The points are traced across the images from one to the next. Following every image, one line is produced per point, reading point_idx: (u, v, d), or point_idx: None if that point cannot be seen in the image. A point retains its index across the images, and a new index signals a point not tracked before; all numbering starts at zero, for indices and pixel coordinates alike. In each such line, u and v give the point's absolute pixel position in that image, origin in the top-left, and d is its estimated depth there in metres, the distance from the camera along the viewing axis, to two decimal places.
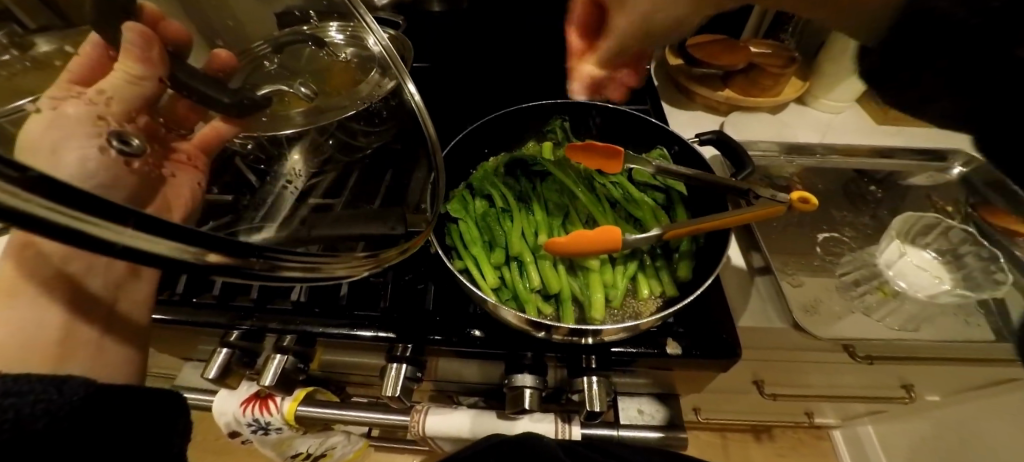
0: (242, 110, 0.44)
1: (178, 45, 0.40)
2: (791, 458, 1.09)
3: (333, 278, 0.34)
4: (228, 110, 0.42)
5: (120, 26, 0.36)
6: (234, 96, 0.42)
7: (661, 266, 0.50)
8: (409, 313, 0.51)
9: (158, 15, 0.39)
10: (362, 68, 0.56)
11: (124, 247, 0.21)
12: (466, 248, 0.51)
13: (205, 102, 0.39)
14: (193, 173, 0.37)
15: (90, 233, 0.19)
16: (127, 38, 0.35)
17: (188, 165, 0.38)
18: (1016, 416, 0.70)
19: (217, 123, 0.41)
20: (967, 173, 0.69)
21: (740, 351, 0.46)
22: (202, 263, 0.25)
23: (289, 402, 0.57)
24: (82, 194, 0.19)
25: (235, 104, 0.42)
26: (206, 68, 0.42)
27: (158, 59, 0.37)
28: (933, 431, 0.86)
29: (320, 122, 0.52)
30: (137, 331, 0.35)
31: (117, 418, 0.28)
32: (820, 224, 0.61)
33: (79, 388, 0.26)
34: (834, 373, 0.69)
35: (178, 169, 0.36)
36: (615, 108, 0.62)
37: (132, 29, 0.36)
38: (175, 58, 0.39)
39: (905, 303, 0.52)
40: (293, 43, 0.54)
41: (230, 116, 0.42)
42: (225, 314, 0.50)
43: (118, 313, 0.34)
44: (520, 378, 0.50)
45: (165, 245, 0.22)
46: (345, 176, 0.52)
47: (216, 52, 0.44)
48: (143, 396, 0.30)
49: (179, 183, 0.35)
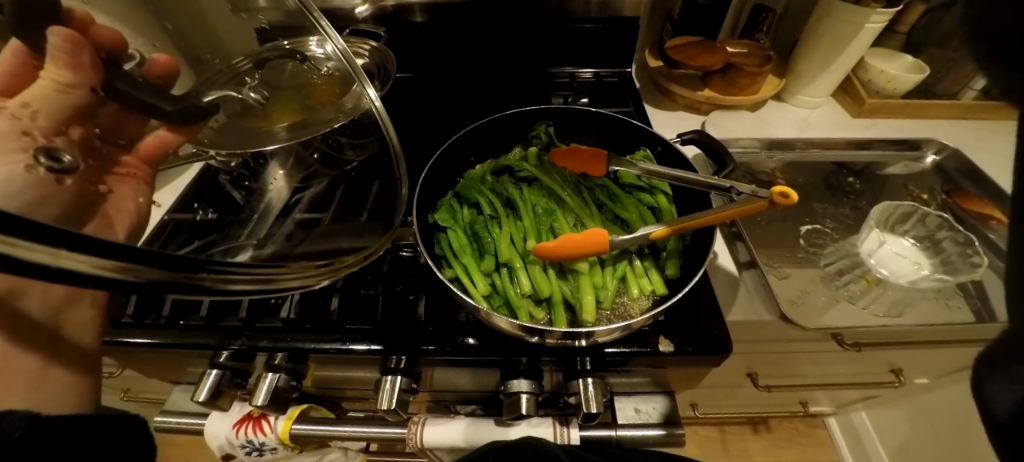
0: (188, 118, 0.40)
1: (114, 52, 0.35)
2: (789, 449, 1.10)
3: (283, 290, 0.34)
4: (172, 119, 0.38)
5: (44, 30, 0.31)
6: (177, 104, 0.39)
7: (649, 265, 0.51)
8: (401, 325, 0.51)
9: (88, 20, 0.34)
10: (344, 82, 0.55)
11: (55, 269, 0.19)
12: (455, 257, 0.51)
13: (145, 110, 0.35)
14: (138, 186, 0.33)
15: (19, 258, 0.18)
16: (53, 43, 0.31)
17: (130, 178, 0.34)
18: None
19: (159, 132, 0.36)
20: (940, 160, 0.71)
21: (731, 345, 0.47)
22: (140, 281, 0.24)
23: (282, 420, 0.57)
24: (19, 219, 0.18)
25: (181, 112, 0.39)
26: (144, 71, 0.38)
27: (89, 65, 0.32)
28: (925, 414, 0.88)
29: (305, 137, 0.54)
30: (90, 358, 0.32)
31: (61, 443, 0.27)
32: (802, 218, 0.62)
33: (17, 425, 0.25)
34: (824, 362, 0.70)
35: (118, 183, 0.32)
36: (599, 112, 0.63)
37: (57, 31, 0.31)
38: (110, 64, 0.34)
39: (888, 291, 0.54)
40: (274, 58, 0.55)
41: (178, 125, 0.39)
42: (215, 336, 0.50)
43: (65, 340, 0.31)
44: (516, 384, 0.51)
45: (110, 268, 0.22)
46: (332, 189, 0.53)
47: (154, 56, 0.40)
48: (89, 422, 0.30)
49: (121, 197, 0.31)
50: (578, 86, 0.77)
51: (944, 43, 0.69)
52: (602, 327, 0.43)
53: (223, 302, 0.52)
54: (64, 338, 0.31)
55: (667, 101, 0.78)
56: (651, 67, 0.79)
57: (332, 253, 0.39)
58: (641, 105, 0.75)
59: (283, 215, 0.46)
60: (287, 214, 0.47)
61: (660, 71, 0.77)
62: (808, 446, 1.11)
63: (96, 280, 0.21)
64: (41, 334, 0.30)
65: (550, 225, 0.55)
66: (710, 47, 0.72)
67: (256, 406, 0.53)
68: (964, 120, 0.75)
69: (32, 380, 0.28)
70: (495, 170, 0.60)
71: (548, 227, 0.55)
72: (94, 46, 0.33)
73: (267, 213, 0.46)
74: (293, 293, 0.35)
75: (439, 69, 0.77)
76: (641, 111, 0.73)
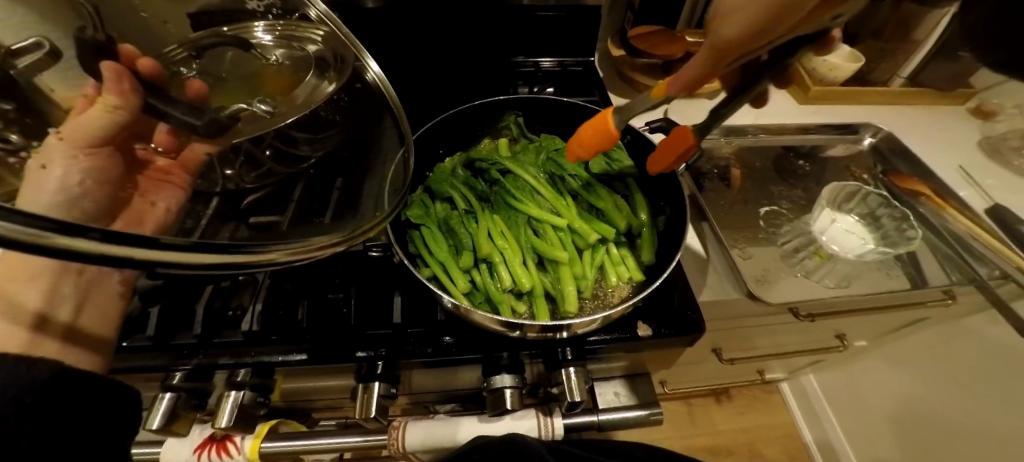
0: (215, 131, 0.44)
1: (156, 78, 0.41)
2: (749, 414, 1.17)
3: (292, 262, 0.33)
4: (203, 132, 0.43)
5: (98, 67, 0.38)
6: (206, 119, 0.43)
7: (626, 253, 0.52)
8: (377, 329, 0.49)
9: (134, 54, 0.41)
10: (298, 68, 0.53)
11: None
12: (431, 254, 0.49)
13: (176, 123, 0.40)
14: (171, 191, 0.38)
15: None
16: (102, 75, 0.37)
17: (167, 182, 0.38)
18: (937, 347, 0.81)
19: (194, 144, 0.42)
20: (876, 142, 0.75)
21: (703, 323, 0.49)
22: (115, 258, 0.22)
23: (250, 440, 0.53)
24: None
25: (207, 125, 0.43)
26: (185, 94, 0.42)
27: (130, 91, 0.38)
28: (866, 372, 0.98)
29: (257, 132, 0.49)
30: (100, 342, 0.36)
31: (81, 403, 0.30)
32: (761, 200, 0.66)
33: (47, 369, 0.29)
34: (779, 333, 0.76)
35: (151, 186, 0.37)
36: (568, 102, 0.63)
37: (108, 67, 0.38)
38: (151, 87, 0.40)
39: (838, 264, 0.58)
40: (213, 46, 0.49)
41: (208, 136, 0.44)
42: (168, 356, 0.45)
43: (79, 329, 0.35)
44: (499, 379, 0.50)
45: (97, 246, 0.21)
46: (287, 189, 0.49)
47: (188, 83, 0.43)
48: (104, 390, 0.32)
49: (150, 201, 0.35)
50: (544, 75, 0.77)
51: (863, 57, 0.79)
52: (582, 318, 0.43)
53: (173, 317, 0.47)
54: (80, 326, 0.35)
55: (630, 89, 0.79)
56: (614, 55, 0.79)
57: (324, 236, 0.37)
58: (606, 94, 0.76)
59: (234, 219, 0.41)
60: (239, 215, 0.42)
61: (622, 60, 0.77)
62: (766, 411, 1.19)
63: (85, 256, 0.21)
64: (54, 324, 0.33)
65: (527, 218, 0.54)
66: (671, 37, 0.73)
67: (220, 428, 0.49)
68: (894, 105, 0.82)
69: (55, 347, 0.33)
70: (467, 164, 0.59)
71: (526, 220, 0.54)
72: (135, 76, 0.40)
73: (213, 207, 0.41)
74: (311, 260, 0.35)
75: (397, 58, 0.73)
76: (608, 100, 0.73)
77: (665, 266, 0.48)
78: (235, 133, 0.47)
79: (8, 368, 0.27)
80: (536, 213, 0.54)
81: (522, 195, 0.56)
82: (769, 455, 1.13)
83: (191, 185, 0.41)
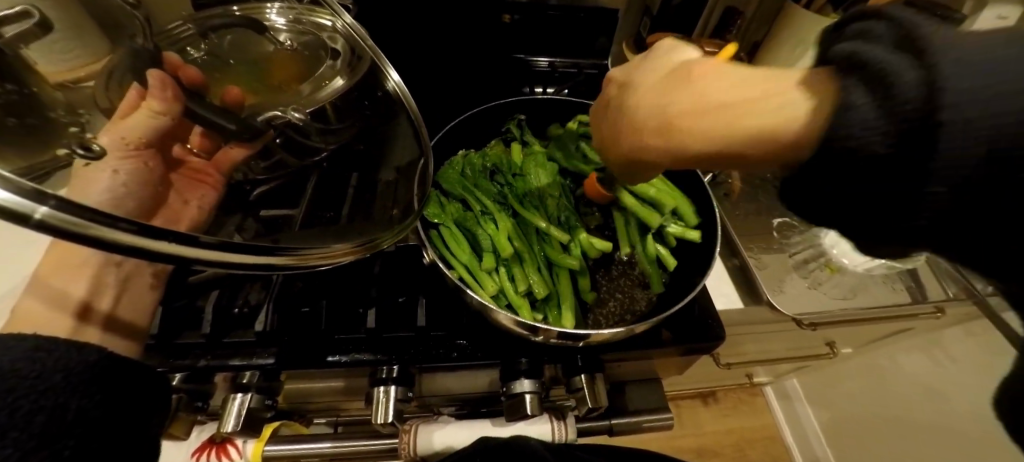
0: (254, 135, 0.40)
1: (197, 91, 0.37)
2: (733, 417, 1.20)
3: (306, 268, 0.33)
4: (239, 136, 0.39)
5: (143, 73, 0.34)
6: (244, 122, 0.39)
7: (679, 232, 0.55)
8: (399, 332, 0.47)
9: (178, 64, 0.37)
10: (311, 54, 0.50)
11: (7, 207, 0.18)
12: (455, 257, 0.52)
13: (215, 128, 0.37)
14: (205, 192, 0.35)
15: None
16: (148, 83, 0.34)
17: (201, 181, 0.35)
18: (920, 355, 0.86)
19: (228, 149, 0.38)
20: None
21: (723, 334, 0.49)
22: (125, 246, 0.22)
23: (253, 443, 0.50)
24: None
25: (245, 129, 0.39)
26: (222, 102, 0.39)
27: (173, 100, 0.35)
28: (845, 376, 1.02)
29: (257, 127, 0.41)
30: (133, 330, 0.37)
31: (124, 391, 0.29)
32: (774, 211, 0.69)
33: (94, 352, 0.28)
34: (776, 340, 0.78)
35: (185, 185, 0.34)
36: (586, 104, 0.63)
37: (154, 75, 0.34)
38: (194, 98, 0.37)
39: (846, 277, 0.62)
40: (222, 27, 0.45)
41: (244, 141, 0.39)
42: (172, 358, 0.42)
43: (117, 317, 0.36)
44: (519, 384, 0.47)
45: (129, 239, 0.21)
46: (298, 184, 0.43)
47: (227, 90, 0.40)
48: (136, 383, 0.30)
49: (188, 202, 0.33)
50: (560, 76, 0.76)
51: None
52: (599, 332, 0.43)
53: (180, 315, 0.44)
54: (117, 316, 0.36)
55: None
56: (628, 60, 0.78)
57: (339, 248, 0.35)
58: None
59: (241, 212, 0.36)
60: (248, 207, 0.38)
61: None
62: (750, 414, 1.22)
63: (110, 245, 0.21)
64: (94, 311, 0.35)
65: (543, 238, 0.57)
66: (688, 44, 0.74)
67: (225, 432, 0.46)
68: None
69: (99, 336, 0.35)
70: (475, 167, 0.59)
71: (540, 241, 0.57)
72: (178, 83, 0.36)
73: (218, 200, 0.35)
74: (320, 268, 0.34)
75: (413, 51, 0.71)
76: None
77: (688, 289, 0.50)
78: (266, 138, 0.41)
79: (58, 351, 0.27)
80: (544, 225, 0.56)
81: (528, 201, 0.58)
82: (752, 456, 1.17)
83: (225, 186, 0.37)
